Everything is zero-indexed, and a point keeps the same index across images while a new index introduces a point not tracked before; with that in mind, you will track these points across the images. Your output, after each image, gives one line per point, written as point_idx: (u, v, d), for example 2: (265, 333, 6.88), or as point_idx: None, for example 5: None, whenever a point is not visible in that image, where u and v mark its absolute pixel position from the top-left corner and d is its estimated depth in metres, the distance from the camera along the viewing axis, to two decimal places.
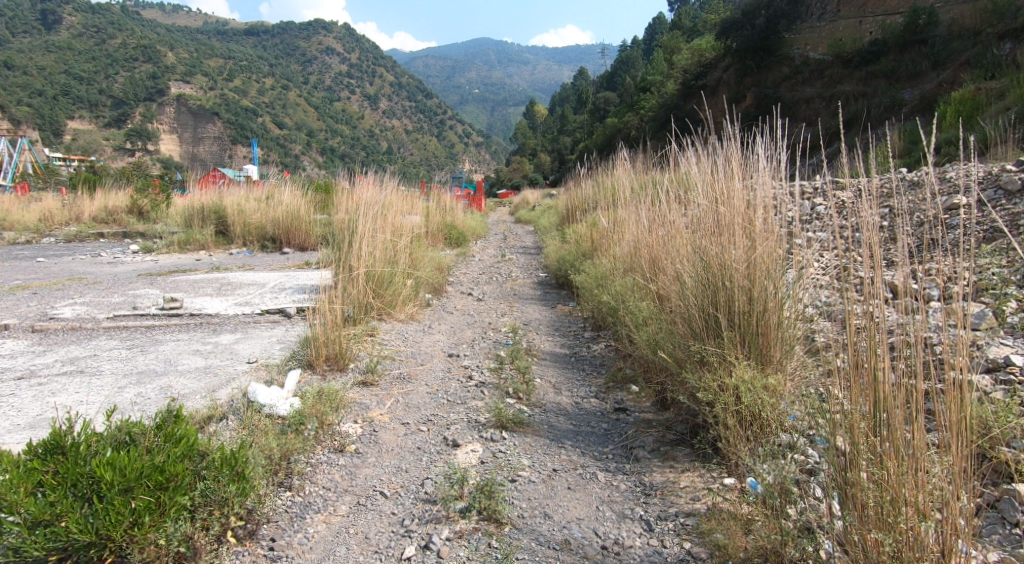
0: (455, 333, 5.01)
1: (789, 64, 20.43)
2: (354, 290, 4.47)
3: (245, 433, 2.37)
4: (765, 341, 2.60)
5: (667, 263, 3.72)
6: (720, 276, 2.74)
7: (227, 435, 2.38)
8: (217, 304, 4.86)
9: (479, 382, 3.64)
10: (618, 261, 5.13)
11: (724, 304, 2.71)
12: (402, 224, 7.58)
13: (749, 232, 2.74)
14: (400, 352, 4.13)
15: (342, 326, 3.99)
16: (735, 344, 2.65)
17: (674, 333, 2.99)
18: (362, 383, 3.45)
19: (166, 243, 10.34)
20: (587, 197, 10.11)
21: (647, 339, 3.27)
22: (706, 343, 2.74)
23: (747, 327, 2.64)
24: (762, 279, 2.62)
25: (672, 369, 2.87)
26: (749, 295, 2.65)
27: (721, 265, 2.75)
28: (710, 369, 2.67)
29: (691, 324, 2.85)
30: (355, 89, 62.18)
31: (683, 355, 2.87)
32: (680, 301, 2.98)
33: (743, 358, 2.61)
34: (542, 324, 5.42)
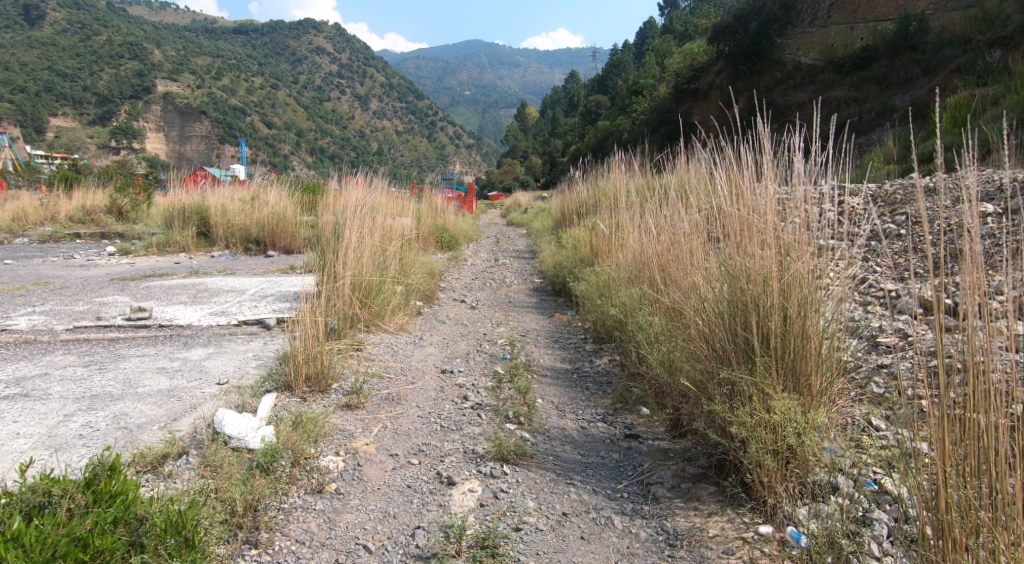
0: (448, 345, 4.69)
1: (780, 69, 20.26)
2: (339, 300, 4.14)
3: (203, 479, 2.04)
4: (801, 367, 2.27)
5: (681, 273, 3.40)
6: (750, 292, 2.40)
7: (181, 482, 2.05)
8: (191, 313, 4.51)
9: (475, 403, 3.32)
10: (621, 270, 4.81)
11: (754, 324, 2.38)
12: (391, 228, 7.26)
13: (782, 242, 2.40)
14: (387, 369, 3.80)
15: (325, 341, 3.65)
16: (769, 370, 2.30)
17: (695, 354, 2.66)
18: (345, 406, 3.11)
19: (144, 244, 9.94)
20: (582, 200, 9.81)
21: (661, 358, 2.95)
22: (734, 368, 2.40)
23: (783, 351, 2.30)
24: (797, 295, 2.29)
25: (693, 397, 2.54)
26: (782, 314, 2.31)
27: (749, 279, 2.41)
28: (739, 398, 2.33)
29: (716, 345, 2.52)
30: (345, 89, 61.67)
31: (706, 380, 2.55)
32: (702, 318, 2.65)
33: (779, 386, 2.27)
34: (541, 335, 5.10)
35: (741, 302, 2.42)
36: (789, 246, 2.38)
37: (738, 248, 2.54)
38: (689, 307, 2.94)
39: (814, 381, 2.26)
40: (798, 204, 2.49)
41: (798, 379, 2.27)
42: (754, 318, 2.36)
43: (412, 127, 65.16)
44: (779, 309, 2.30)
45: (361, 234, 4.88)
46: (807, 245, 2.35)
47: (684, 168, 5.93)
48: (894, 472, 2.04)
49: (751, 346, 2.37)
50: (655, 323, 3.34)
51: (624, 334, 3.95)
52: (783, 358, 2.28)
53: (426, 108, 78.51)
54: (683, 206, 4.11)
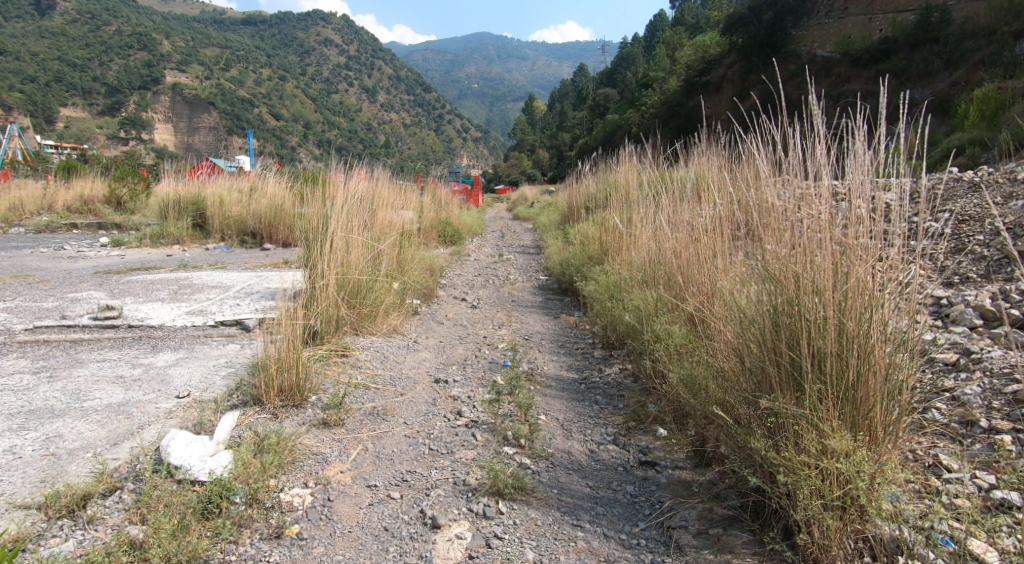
0: (445, 349, 4.33)
1: (795, 62, 19.69)
2: (328, 299, 3.79)
3: (120, 537, 1.71)
4: (862, 395, 1.86)
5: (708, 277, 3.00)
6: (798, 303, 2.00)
7: (93, 539, 1.72)
8: (167, 312, 4.16)
9: (469, 420, 2.94)
10: (634, 268, 4.43)
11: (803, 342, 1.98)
12: (389, 222, 6.89)
13: (836, 243, 1.99)
14: (372, 377, 3.43)
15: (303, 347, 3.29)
16: (822, 399, 1.90)
17: (728, 374, 2.27)
18: (321, 423, 2.73)
19: (138, 235, 9.61)
20: (591, 193, 9.44)
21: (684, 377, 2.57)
22: (776, 395, 2.01)
23: (840, 378, 1.88)
24: (857, 305, 1.89)
25: (725, 425, 2.16)
26: (837, 330, 1.90)
27: (795, 285, 2.01)
28: (782, 433, 1.95)
29: (753, 365, 2.13)
30: (353, 80, 61.25)
31: (740, 404, 2.16)
32: (736, 331, 2.26)
33: (833, 419, 1.87)
34: (545, 339, 4.72)
35: (782, 313, 2.02)
36: (844, 245, 1.98)
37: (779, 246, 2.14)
38: (719, 318, 2.54)
39: (878, 414, 1.85)
40: (857, 198, 2.07)
41: (858, 409, 1.87)
42: (800, 331, 1.97)
43: (419, 120, 64.79)
44: (834, 322, 1.90)
45: (352, 229, 4.51)
46: (867, 244, 1.95)
47: (701, 160, 5.53)
48: (983, 533, 1.64)
49: (797, 366, 1.97)
50: (677, 333, 2.94)
51: (635, 341, 3.56)
52: (840, 383, 1.87)
53: (434, 101, 77.97)
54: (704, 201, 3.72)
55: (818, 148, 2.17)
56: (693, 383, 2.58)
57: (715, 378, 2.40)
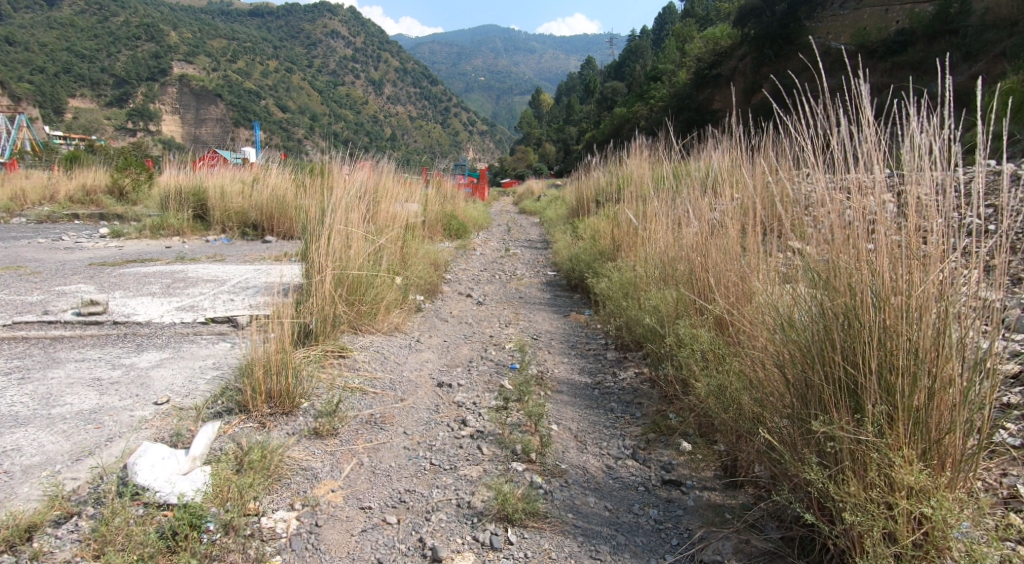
0: (449, 349, 4.10)
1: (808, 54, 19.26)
2: (326, 297, 3.53)
3: None
4: (935, 419, 1.63)
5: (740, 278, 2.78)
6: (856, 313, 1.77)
7: None
8: (155, 307, 3.92)
9: (474, 431, 2.70)
10: (649, 265, 4.19)
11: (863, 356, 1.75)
12: (393, 215, 6.66)
13: (901, 244, 1.76)
14: (372, 381, 3.19)
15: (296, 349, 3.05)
16: (887, 422, 1.68)
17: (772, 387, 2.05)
18: (312, 434, 2.50)
19: (137, 227, 9.40)
20: (600, 187, 9.18)
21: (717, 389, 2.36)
22: (829, 415, 1.79)
23: (909, 398, 1.66)
24: (930, 317, 1.66)
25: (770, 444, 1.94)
26: (906, 343, 1.67)
27: (853, 291, 1.79)
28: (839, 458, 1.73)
29: (801, 380, 1.91)
30: (360, 73, 60.93)
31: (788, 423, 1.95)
32: (780, 342, 2.04)
33: (902, 445, 1.65)
34: (554, 339, 4.49)
35: (835, 322, 1.81)
36: (911, 248, 1.75)
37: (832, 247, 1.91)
38: (759, 325, 2.31)
39: (953, 440, 1.63)
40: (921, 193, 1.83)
41: (929, 433, 1.65)
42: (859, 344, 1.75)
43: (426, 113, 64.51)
44: (902, 336, 1.67)
45: (353, 224, 4.26)
46: (940, 248, 1.72)
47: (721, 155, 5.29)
48: None
49: (857, 382, 1.75)
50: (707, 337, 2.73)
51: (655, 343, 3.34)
52: (907, 405, 1.65)
53: (440, 93, 77.58)
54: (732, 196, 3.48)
55: (867, 130, 1.95)
56: (729, 394, 2.36)
57: (756, 391, 2.18)
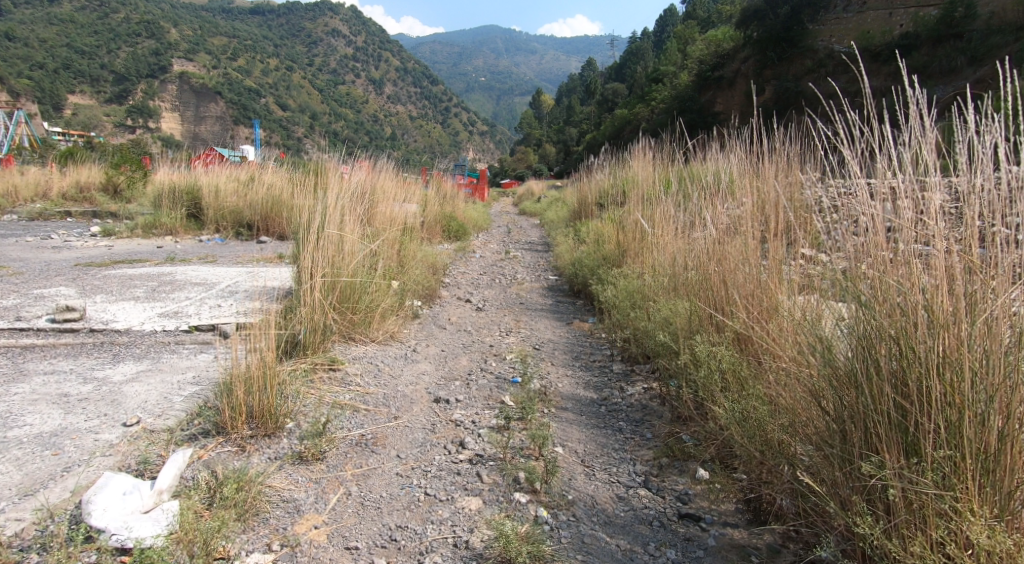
0: (447, 361, 3.91)
1: (812, 57, 19.06)
2: (318, 304, 3.30)
3: None
4: (1006, 466, 1.50)
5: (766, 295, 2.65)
6: (909, 342, 1.63)
7: None
8: (137, 313, 3.70)
9: (473, 455, 2.51)
10: (657, 274, 4.01)
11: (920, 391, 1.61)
12: (391, 217, 6.47)
13: (963, 270, 1.62)
14: (364, 397, 2.99)
15: (282, 363, 2.84)
16: (951, 468, 1.55)
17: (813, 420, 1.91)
18: (296, 459, 2.29)
19: (129, 225, 9.15)
20: (602, 190, 9.00)
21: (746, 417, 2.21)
22: (882, 457, 1.65)
23: (976, 443, 1.52)
24: (1002, 353, 1.52)
25: (811, 483, 1.79)
26: (971, 380, 1.54)
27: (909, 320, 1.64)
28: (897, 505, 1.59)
29: (848, 414, 1.77)
30: (360, 72, 60.58)
31: (832, 461, 1.80)
32: (822, 372, 1.89)
33: (968, 493, 1.52)
34: (556, 350, 4.30)
35: (889, 353, 1.66)
36: (974, 275, 1.61)
37: (883, 271, 1.76)
38: (795, 351, 2.17)
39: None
40: (980, 213, 1.70)
41: (1000, 483, 1.51)
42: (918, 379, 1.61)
43: (426, 113, 64.31)
44: (971, 374, 1.53)
45: (347, 229, 4.06)
46: (1008, 274, 1.58)
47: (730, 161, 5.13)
48: None
49: (914, 423, 1.61)
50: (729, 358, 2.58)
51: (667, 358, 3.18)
52: (974, 450, 1.52)
53: (440, 93, 77.41)
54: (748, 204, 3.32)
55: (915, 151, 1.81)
56: (757, 422, 2.21)
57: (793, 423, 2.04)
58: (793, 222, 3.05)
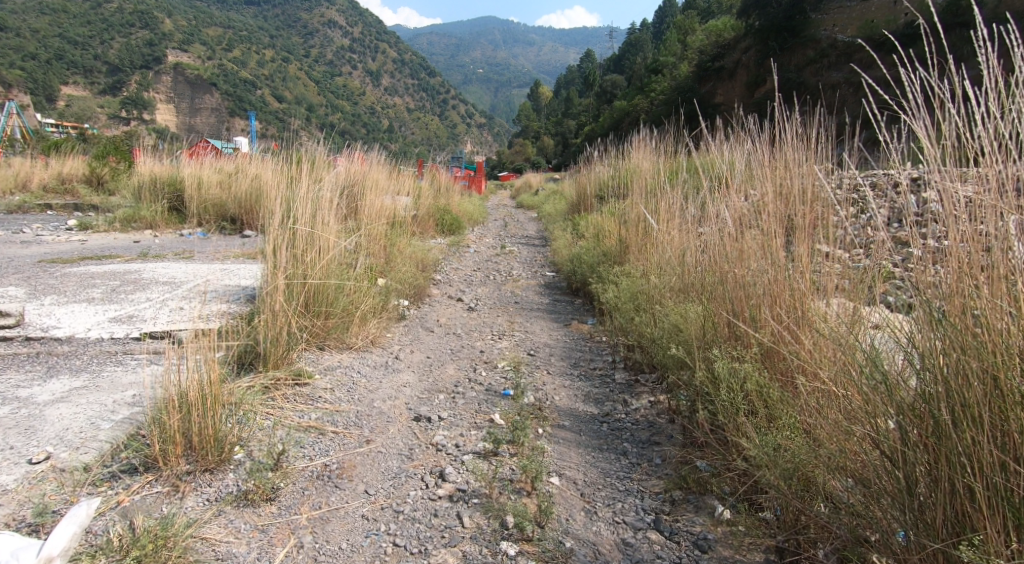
0: (432, 369, 3.55)
1: (814, 47, 17.80)
2: (281, 312, 2.90)
3: None
4: None
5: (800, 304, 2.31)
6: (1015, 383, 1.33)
7: None
8: (86, 317, 3.32)
9: (455, 490, 2.14)
10: (663, 274, 3.66)
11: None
12: (376, 210, 6.09)
13: None
14: (334, 416, 2.62)
15: (234, 381, 2.47)
16: None
17: (877, 468, 1.59)
18: (240, 500, 1.93)
19: (108, 219, 8.75)
20: (602, 181, 8.62)
21: (782, 453, 1.88)
22: (982, 526, 1.35)
23: None
24: None
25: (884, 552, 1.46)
26: None
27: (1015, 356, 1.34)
28: None
29: (928, 468, 1.45)
30: (357, 64, 59.86)
31: (909, 525, 1.49)
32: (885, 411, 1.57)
33: None
34: (553, 356, 3.94)
35: (982, 391, 1.36)
36: None
37: (972, 285, 1.45)
38: (839, 378, 1.85)
39: None
40: None
41: None
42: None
43: (423, 104, 63.69)
44: None
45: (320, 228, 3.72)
46: None
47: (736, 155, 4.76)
48: None
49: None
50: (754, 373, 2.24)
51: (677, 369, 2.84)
52: None
53: (437, 85, 76.74)
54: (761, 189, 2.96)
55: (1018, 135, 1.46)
56: (792, 458, 1.88)
57: (843, 468, 1.72)
58: (812, 209, 2.69)
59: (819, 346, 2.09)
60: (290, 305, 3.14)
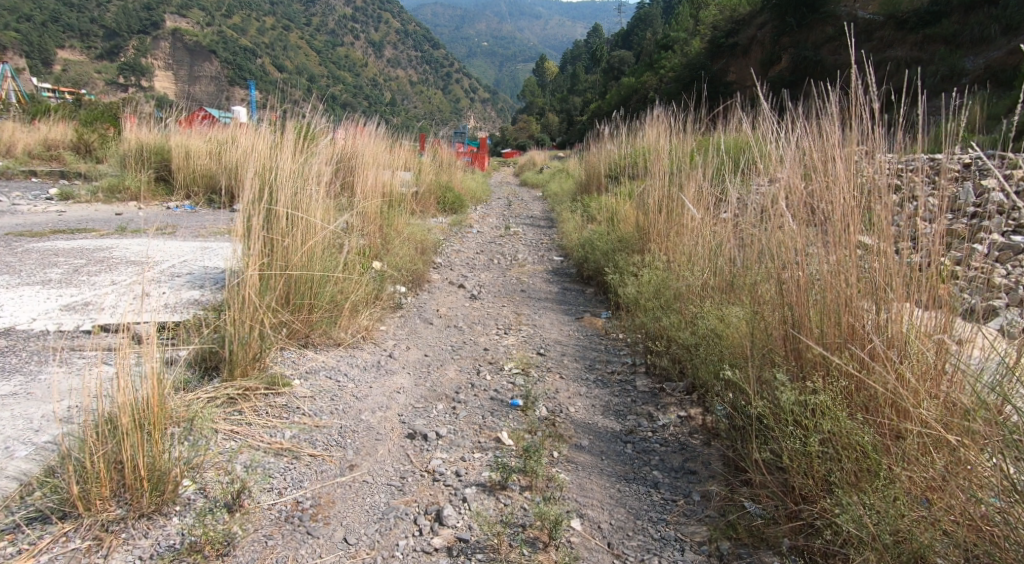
0: (430, 371, 3.14)
1: (833, 24, 16.81)
2: (253, 307, 2.45)
3: None
4: None
5: (881, 319, 2.00)
6: None
7: None
8: (32, 305, 2.88)
9: (454, 543, 1.76)
10: (697, 274, 3.27)
11: None
12: (371, 188, 5.63)
13: None
14: (312, 433, 2.21)
15: (188, 396, 2.05)
16: None
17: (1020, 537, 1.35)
18: (183, 558, 1.54)
19: (90, 189, 8.27)
20: (614, 161, 8.13)
21: (875, 502, 1.57)
22: None
23: None
24: None
25: None
26: None
27: None
28: None
29: None
30: (360, 34, 58.44)
31: None
32: None
33: None
34: (568, 357, 3.53)
35: None
36: None
37: None
38: (952, 424, 1.60)
39: None
40: None
41: None
42: None
43: (427, 77, 62.55)
44: None
45: (299, 205, 3.27)
46: None
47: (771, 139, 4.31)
48: None
49: None
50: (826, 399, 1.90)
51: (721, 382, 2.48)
52: None
53: (442, 58, 75.32)
54: (794, 156, 2.54)
55: None
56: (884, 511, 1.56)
57: (964, 534, 1.44)
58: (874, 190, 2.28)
59: (911, 382, 1.82)
60: (264, 299, 2.70)
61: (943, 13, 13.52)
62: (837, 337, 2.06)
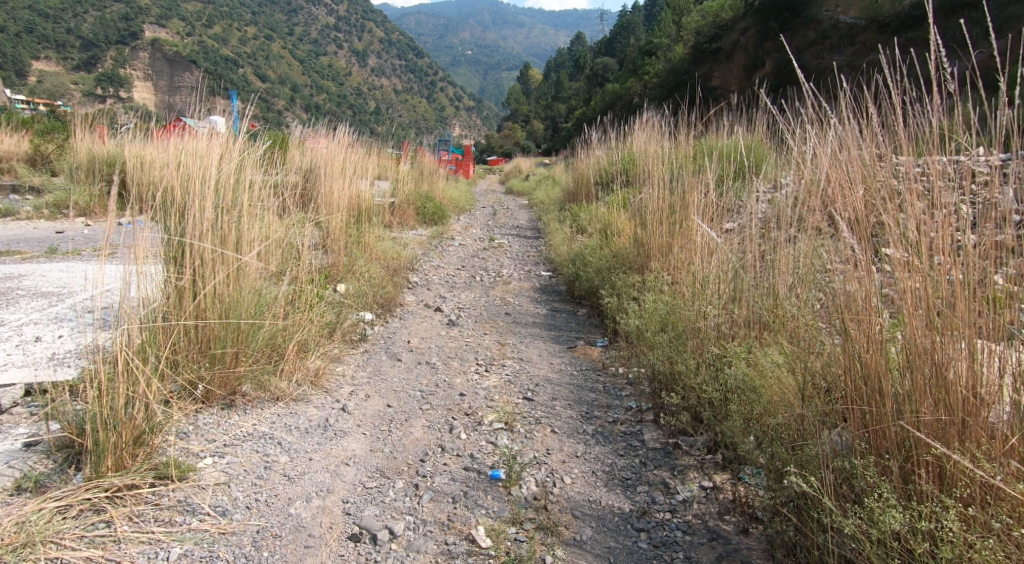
0: (393, 428, 2.55)
1: (816, 28, 16.34)
2: (135, 373, 1.84)
3: None
4: None
5: (1005, 395, 1.43)
6: None
7: None
8: None
9: None
10: (717, 304, 2.68)
11: None
12: (336, 203, 5.07)
13: None
14: (214, 547, 1.61)
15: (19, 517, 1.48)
16: None
17: None
18: None
19: (35, 204, 7.58)
20: (603, 168, 7.62)
21: None
22: None
23: None
24: None
25: None
26: None
27: None
28: None
29: None
30: (342, 43, 57.66)
31: None
32: None
33: None
34: (563, 402, 2.93)
35: None
36: None
37: None
38: None
39: None
40: None
41: None
42: None
43: (410, 87, 62.11)
44: None
45: (224, 233, 2.67)
46: None
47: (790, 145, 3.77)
48: None
49: None
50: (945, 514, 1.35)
51: (759, 452, 1.91)
52: None
53: (425, 67, 74.78)
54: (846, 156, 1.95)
55: None
56: None
57: None
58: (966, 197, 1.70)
59: None
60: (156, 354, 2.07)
61: (925, 17, 13.20)
62: (936, 414, 1.49)
